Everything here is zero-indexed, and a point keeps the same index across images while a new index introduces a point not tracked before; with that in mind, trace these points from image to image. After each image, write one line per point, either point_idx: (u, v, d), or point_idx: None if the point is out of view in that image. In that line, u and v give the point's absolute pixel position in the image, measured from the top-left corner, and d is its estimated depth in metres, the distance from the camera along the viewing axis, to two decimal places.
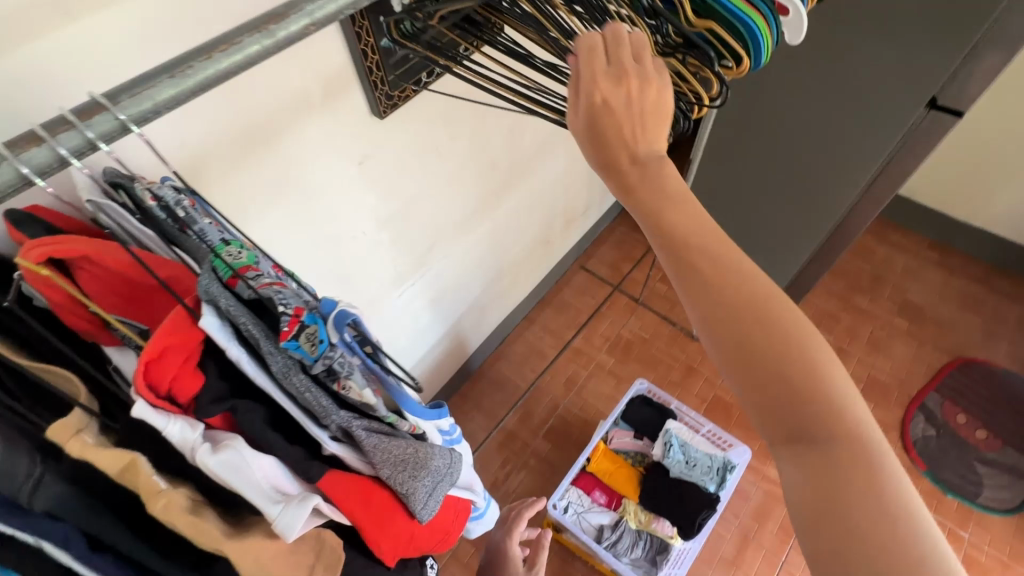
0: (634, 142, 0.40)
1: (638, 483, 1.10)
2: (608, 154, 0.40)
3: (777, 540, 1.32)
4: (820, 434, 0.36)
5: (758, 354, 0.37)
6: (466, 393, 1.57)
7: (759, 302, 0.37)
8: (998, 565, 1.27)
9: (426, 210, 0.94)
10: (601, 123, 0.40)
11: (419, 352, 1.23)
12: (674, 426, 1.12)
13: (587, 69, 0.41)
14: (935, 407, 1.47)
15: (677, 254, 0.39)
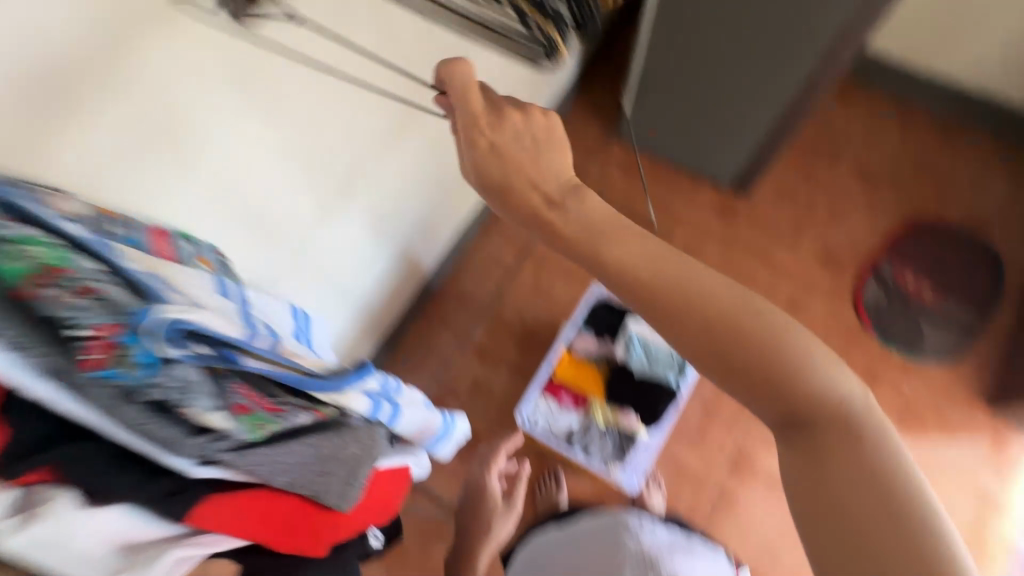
0: (533, 178, 0.57)
1: None
2: (516, 190, 0.57)
3: (737, 412, 1.41)
4: (813, 419, 0.51)
5: (735, 361, 0.51)
6: (430, 311, 1.53)
7: (730, 312, 0.51)
8: (930, 408, 1.40)
9: (337, 125, 0.83)
10: (496, 165, 0.57)
11: (368, 280, 1.15)
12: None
13: (469, 118, 0.57)
14: (886, 272, 1.51)
15: (650, 299, 0.52)
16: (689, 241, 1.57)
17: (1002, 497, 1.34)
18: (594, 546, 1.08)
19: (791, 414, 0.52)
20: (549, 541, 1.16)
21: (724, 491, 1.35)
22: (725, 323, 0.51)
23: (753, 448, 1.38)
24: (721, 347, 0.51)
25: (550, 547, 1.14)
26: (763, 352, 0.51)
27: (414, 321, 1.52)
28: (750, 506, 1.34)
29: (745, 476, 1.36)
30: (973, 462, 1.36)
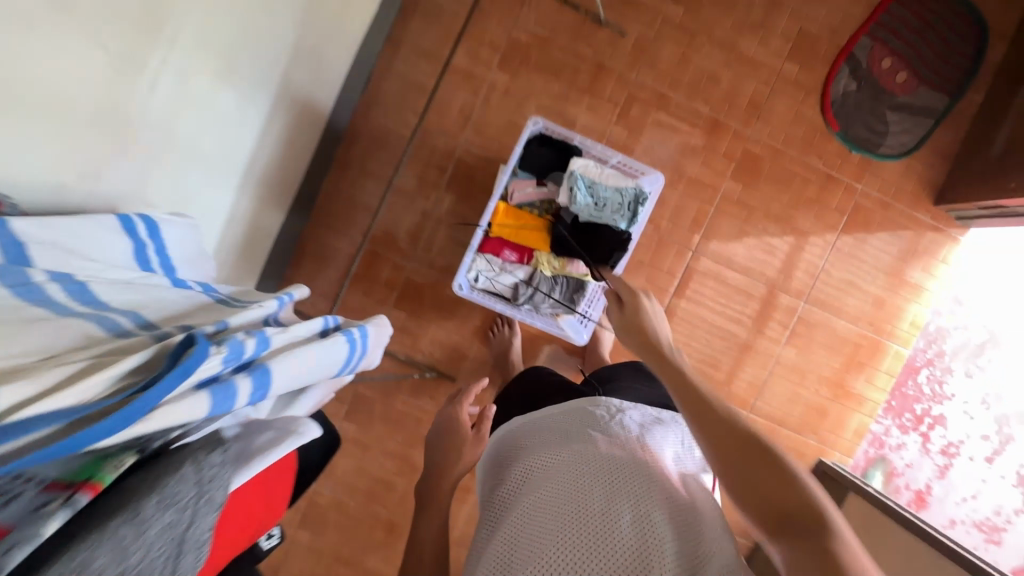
0: (647, 336, 0.78)
1: (548, 234, 0.99)
2: (640, 339, 0.78)
3: (688, 234, 1.36)
4: (799, 524, 0.49)
5: (743, 454, 0.54)
6: (344, 159, 1.31)
7: (734, 429, 0.57)
8: (879, 207, 1.38)
9: None
10: (632, 331, 0.80)
11: (247, 138, 0.91)
12: (579, 167, 0.95)
13: (625, 327, 0.82)
14: (861, 57, 1.32)
15: (689, 392, 0.62)
16: (642, 38, 1.31)
17: (927, 284, 1.40)
18: (555, 447, 0.64)
19: (786, 511, 0.50)
20: (499, 450, 0.72)
21: (671, 312, 1.38)
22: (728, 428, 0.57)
23: (701, 268, 1.37)
24: (724, 450, 0.55)
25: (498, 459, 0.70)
26: (765, 460, 0.53)
27: (331, 172, 1.32)
28: (695, 322, 1.38)
29: (692, 295, 1.38)
30: (908, 255, 1.39)
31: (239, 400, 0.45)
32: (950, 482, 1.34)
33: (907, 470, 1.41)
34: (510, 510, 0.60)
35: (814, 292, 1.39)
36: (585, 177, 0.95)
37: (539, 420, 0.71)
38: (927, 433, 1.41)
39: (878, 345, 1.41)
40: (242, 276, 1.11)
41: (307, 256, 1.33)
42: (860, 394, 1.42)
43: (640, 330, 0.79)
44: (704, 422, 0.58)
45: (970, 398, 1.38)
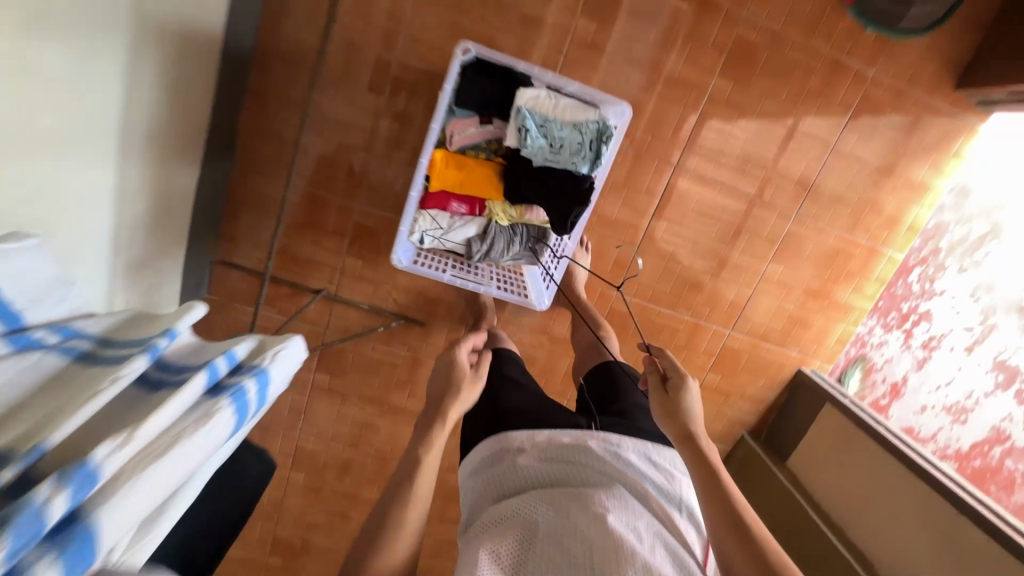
0: (684, 417, 0.72)
1: (499, 181, 0.85)
2: (675, 423, 0.72)
3: (670, 147, 1.19)
4: (751, 534, 0.59)
5: (710, 473, 0.65)
6: (256, 85, 1.09)
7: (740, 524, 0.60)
8: (891, 96, 1.19)
9: None
10: (670, 408, 0.74)
11: (107, 101, 0.72)
12: (527, 99, 0.77)
13: (660, 405, 0.75)
14: None
15: (677, 416, 0.72)
16: None
17: (933, 182, 1.27)
18: (560, 483, 0.62)
19: (745, 525, 0.60)
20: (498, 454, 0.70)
21: (650, 235, 1.27)
22: (733, 520, 0.60)
23: (683, 184, 1.23)
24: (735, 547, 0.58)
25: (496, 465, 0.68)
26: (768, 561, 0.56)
27: (245, 104, 1.11)
28: (676, 243, 1.28)
29: (672, 216, 1.25)
30: (916, 150, 1.23)
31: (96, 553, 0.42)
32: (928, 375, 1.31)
33: (886, 365, 1.41)
34: (511, 520, 0.58)
35: (807, 201, 1.26)
36: (536, 111, 0.77)
37: (548, 440, 0.69)
38: (911, 330, 1.37)
39: (871, 253, 1.31)
40: (159, 248, 0.99)
41: (240, 207, 1.18)
42: (847, 304, 1.36)
43: (683, 417, 0.72)
44: (718, 514, 0.61)
45: (960, 293, 1.28)
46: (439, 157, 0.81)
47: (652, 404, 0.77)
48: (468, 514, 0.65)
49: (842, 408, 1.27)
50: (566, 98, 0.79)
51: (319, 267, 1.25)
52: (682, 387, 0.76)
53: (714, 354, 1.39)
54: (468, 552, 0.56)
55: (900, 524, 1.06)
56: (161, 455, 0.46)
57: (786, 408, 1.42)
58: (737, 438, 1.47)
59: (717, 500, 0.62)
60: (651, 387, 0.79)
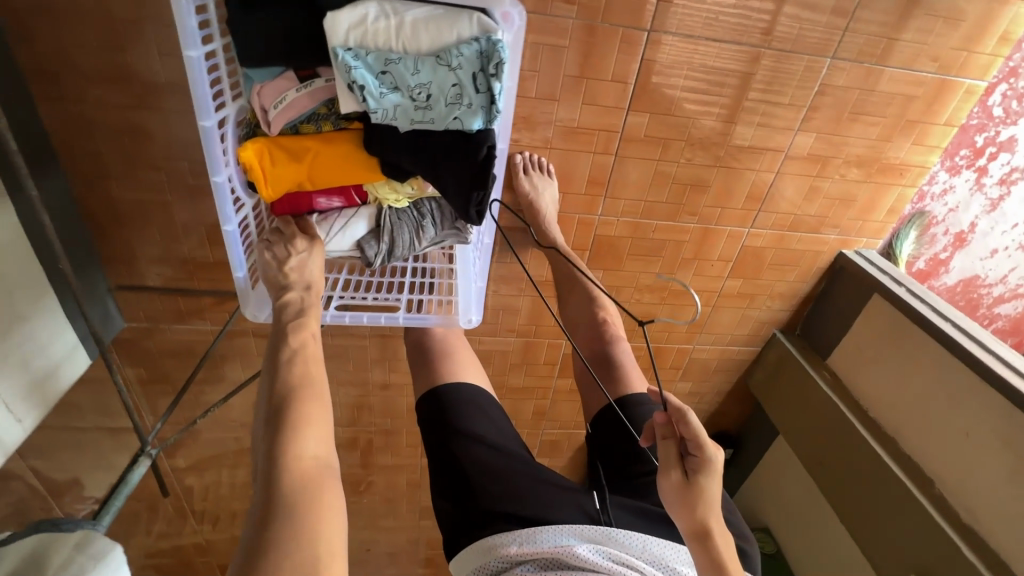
0: (706, 513, 0.60)
1: (354, 159, 0.61)
2: (697, 524, 0.59)
3: (635, 4, 0.81)
4: None
5: None
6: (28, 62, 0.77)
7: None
8: None
9: None
10: (690, 499, 0.60)
11: None
12: (348, 33, 0.52)
13: (674, 492, 0.61)
14: None
15: (704, 533, 0.59)
16: None
17: None
18: None
19: None
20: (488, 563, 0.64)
21: (629, 137, 0.94)
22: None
23: (664, 54, 0.86)
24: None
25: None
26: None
27: (33, 94, 0.80)
28: (667, 139, 0.96)
29: (655, 102, 0.91)
30: None
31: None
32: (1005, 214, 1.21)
33: (949, 215, 1.28)
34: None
35: (849, 33, 0.88)
36: (367, 47, 0.53)
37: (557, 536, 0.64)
38: (985, 167, 1.21)
39: (941, 88, 0.95)
40: (9, 319, 0.80)
41: (105, 221, 0.94)
42: (904, 164, 1.03)
43: (703, 514, 0.60)
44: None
45: None
46: (254, 149, 0.58)
47: (662, 486, 0.63)
48: None
49: (894, 299, 1.03)
50: (410, 10, 0.54)
51: (232, 266, 1.03)
52: (705, 463, 0.62)
53: (732, 259, 1.14)
54: None
55: (969, 438, 0.89)
56: None
57: (824, 299, 1.19)
58: (767, 338, 1.28)
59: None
60: (664, 461, 0.63)
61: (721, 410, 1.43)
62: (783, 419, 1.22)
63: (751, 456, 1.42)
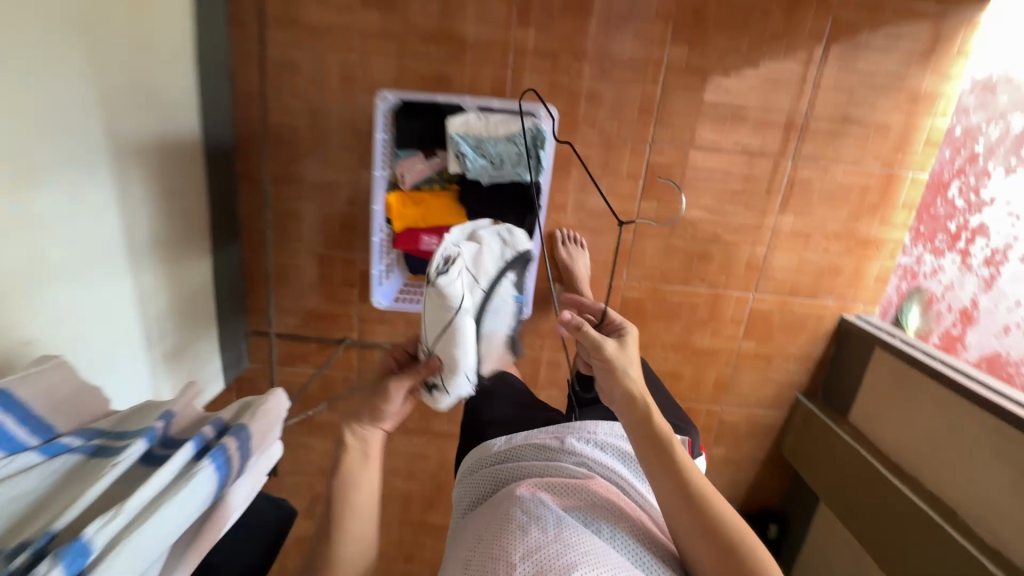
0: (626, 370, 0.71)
1: (457, 205, 0.91)
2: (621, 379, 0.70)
3: (639, 127, 1.17)
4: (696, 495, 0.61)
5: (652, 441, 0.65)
6: (242, 168, 1.20)
7: (686, 486, 0.62)
8: (866, 12, 1.11)
9: None
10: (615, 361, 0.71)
11: (108, 228, 0.84)
12: (457, 127, 0.83)
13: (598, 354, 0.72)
14: None
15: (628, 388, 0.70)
16: None
17: (941, 88, 1.16)
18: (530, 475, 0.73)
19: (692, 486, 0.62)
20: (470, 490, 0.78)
21: (643, 218, 1.24)
22: (684, 487, 0.62)
23: (664, 160, 1.20)
24: (684, 510, 0.61)
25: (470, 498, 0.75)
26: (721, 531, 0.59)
27: (239, 189, 1.21)
28: (675, 219, 1.25)
29: (660, 192, 1.23)
30: (910, 61, 1.14)
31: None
32: (997, 293, 1.13)
33: (948, 292, 1.25)
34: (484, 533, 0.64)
35: (802, 143, 1.19)
36: (469, 135, 0.84)
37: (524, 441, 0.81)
38: (967, 249, 1.20)
39: (889, 179, 1.22)
40: (191, 340, 1.10)
41: (259, 281, 1.29)
42: (878, 238, 1.26)
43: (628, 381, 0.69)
44: (669, 477, 0.63)
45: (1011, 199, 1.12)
46: (396, 198, 0.89)
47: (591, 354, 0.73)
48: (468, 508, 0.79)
49: (892, 349, 1.17)
50: (495, 113, 0.84)
51: (338, 318, 1.33)
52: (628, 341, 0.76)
53: (743, 321, 1.33)
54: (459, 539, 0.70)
55: (976, 461, 0.96)
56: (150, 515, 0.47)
57: (836, 360, 1.33)
58: (791, 402, 1.39)
59: (667, 463, 0.63)
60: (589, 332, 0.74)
61: (761, 480, 1.47)
62: (817, 476, 1.28)
63: (797, 530, 1.41)
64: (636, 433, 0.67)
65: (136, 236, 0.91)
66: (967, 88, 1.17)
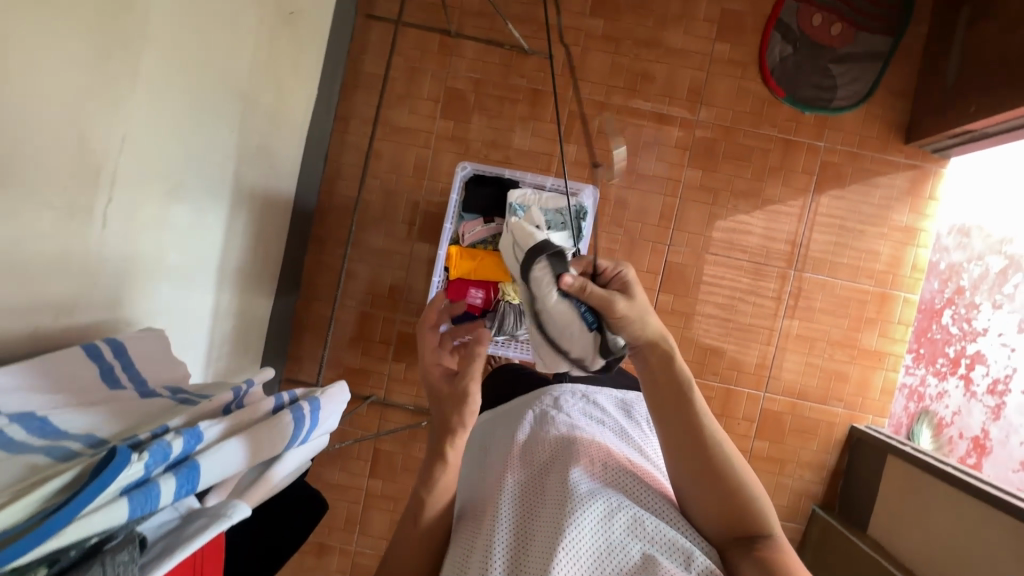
0: (648, 322, 0.67)
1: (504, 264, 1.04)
2: (649, 336, 0.67)
3: (659, 230, 1.37)
4: (717, 455, 0.66)
5: (674, 400, 0.68)
6: (316, 230, 1.40)
7: (703, 438, 0.67)
8: (848, 159, 1.35)
9: (42, 139, 0.61)
10: (630, 320, 0.65)
11: (210, 251, 1.00)
12: (516, 197, 1.04)
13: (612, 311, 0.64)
14: (791, 18, 1.31)
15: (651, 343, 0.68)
16: (569, 57, 1.36)
17: (919, 224, 1.36)
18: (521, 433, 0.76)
19: (709, 441, 0.67)
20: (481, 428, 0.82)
21: (660, 309, 1.38)
22: (705, 452, 0.66)
23: (680, 260, 1.37)
24: (698, 473, 0.67)
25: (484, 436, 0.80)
26: (733, 489, 0.66)
27: (309, 247, 1.40)
28: (690, 314, 1.38)
29: (676, 287, 1.38)
30: (890, 200, 1.35)
31: (163, 500, 0.42)
32: (1007, 423, 1.17)
33: (956, 418, 1.28)
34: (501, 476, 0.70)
35: (801, 257, 1.37)
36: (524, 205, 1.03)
37: (513, 405, 0.83)
38: (969, 375, 1.28)
39: (884, 297, 1.36)
40: (239, 370, 1.18)
41: (305, 330, 1.40)
42: (878, 350, 1.37)
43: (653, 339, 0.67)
44: (694, 445, 0.67)
45: (1004, 327, 1.22)
46: (455, 251, 1.05)
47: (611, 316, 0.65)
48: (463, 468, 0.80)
49: (903, 455, 1.19)
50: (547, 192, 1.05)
51: (369, 374, 1.41)
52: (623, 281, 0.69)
53: (755, 420, 1.37)
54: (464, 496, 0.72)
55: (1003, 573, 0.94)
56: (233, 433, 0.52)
57: (851, 471, 1.34)
58: (808, 514, 1.36)
59: (691, 427, 0.67)
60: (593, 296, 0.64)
61: None
62: None
63: None
64: (662, 393, 0.68)
65: (226, 263, 1.06)
66: (945, 229, 1.36)
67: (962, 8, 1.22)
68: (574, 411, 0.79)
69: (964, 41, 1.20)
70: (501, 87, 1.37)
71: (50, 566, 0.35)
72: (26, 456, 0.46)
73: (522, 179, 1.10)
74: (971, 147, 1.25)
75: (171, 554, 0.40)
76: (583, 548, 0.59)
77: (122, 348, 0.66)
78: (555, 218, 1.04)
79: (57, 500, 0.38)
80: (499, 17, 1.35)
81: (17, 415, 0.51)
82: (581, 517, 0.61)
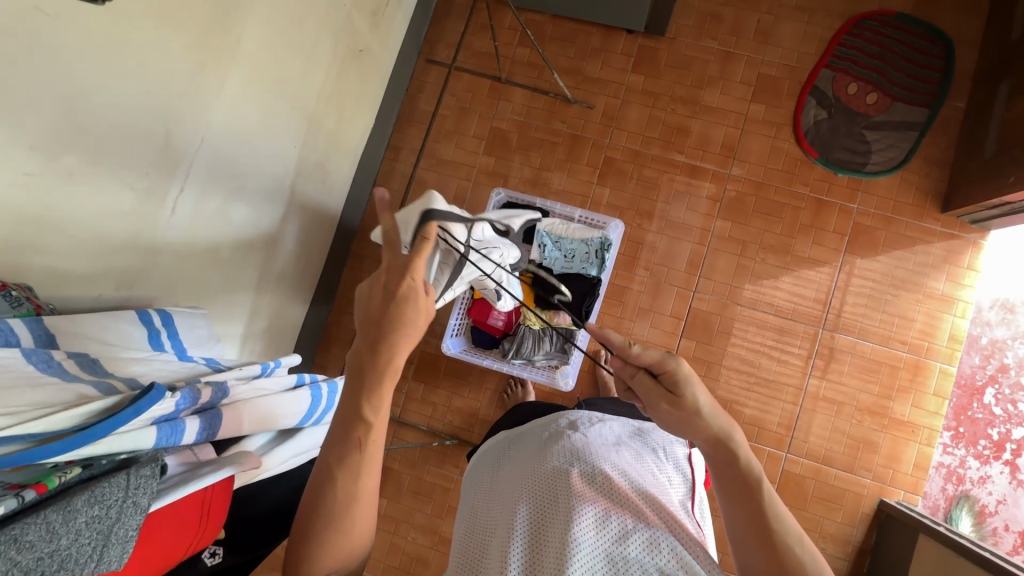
0: (697, 418, 0.59)
1: (529, 290, 1.18)
2: (697, 431, 0.59)
3: (685, 276, 1.38)
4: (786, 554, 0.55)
5: (734, 493, 0.58)
6: (356, 247, 1.48)
7: (766, 530, 0.55)
8: (882, 223, 1.35)
9: (141, 131, 0.71)
10: (679, 419, 0.60)
11: (258, 252, 1.08)
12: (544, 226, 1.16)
13: (660, 412, 0.62)
14: (826, 85, 1.37)
15: (707, 439, 0.59)
16: (608, 107, 1.44)
17: (957, 292, 1.32)
18: (536, 449, 0.69)
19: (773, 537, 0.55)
20: (496, 445, 0.77)
21: (683, 354, 1.37)
22: (771, 549, 0.55)
23: (705, 307, 1.38)
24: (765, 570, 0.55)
25: (498, 454, 0.75)
26: None
27: (348, 262, 1.48)
28: (713, 361, 1.37)
29: (700, 335, 1.38)
30: (926, 266, 1.33)
31: (186, 438, 0.48)
32: None
33: (1001, 506, 1.23)
34: (503, 492, 0.64)
35: (832, 317, 1.35)
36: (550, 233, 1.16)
37: (528, 426, 0.78)
38: (1014, 461, 1.24)
39: (918, 365, 1.32)
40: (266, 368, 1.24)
41: (333, 340, 1.46)
42: (911, 421, 1.31)
43: (708, 421, 0.59)
44: (757, 526, 0.56)
45: None
46: None
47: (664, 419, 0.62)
48: (471, 478, 0.74)
49: (937, 535, 1.12)
50: (574, 224, 1.17)
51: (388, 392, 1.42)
52: (677, 373, 0.61)
53: (776, 481, 1.32)
54: (471, 508, 0.66)
55: None
56: (251, 395, 0.57)
57: (879, 550, 1.26)
58: None
59: (755, 511, 0.56)
60: (648, 393, 0.63)
61: None
62: None
63: None
64: (725, 480, 0.59)
65: (270, 266, 1.14)
66: (987, 303, 1.32)
67: (999, 85, 1.24)
68: (590, 431, 0.72)
69: (1001, 116, 1.21)
70: (542, 131, 1.46)
71: (84, 469, 0.40)
72: (78, 385, 0.50)
73: (552, 209, 1.21)
74: (1011, 221, 1.23)
75: (183, 485, 0.46)
76: (594, 565, 0.54)
77: (168, 320, 0.73)
78: (580, 249, 1.16)
79: (99, 417, 0.43)
80: (547, 68, 1.46)
81: (77, 353, 0.56)
82: (590, 534, 0.55)
